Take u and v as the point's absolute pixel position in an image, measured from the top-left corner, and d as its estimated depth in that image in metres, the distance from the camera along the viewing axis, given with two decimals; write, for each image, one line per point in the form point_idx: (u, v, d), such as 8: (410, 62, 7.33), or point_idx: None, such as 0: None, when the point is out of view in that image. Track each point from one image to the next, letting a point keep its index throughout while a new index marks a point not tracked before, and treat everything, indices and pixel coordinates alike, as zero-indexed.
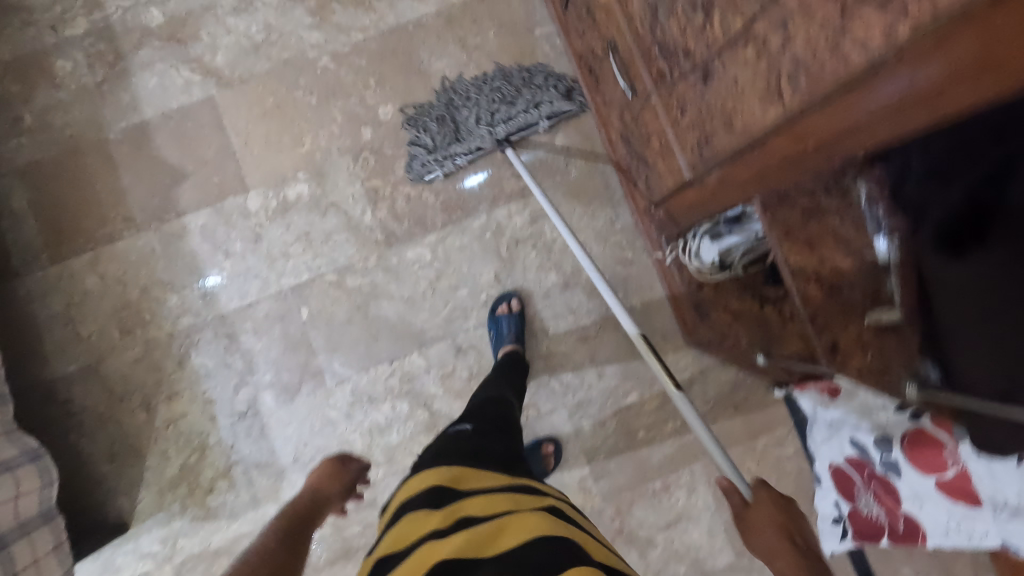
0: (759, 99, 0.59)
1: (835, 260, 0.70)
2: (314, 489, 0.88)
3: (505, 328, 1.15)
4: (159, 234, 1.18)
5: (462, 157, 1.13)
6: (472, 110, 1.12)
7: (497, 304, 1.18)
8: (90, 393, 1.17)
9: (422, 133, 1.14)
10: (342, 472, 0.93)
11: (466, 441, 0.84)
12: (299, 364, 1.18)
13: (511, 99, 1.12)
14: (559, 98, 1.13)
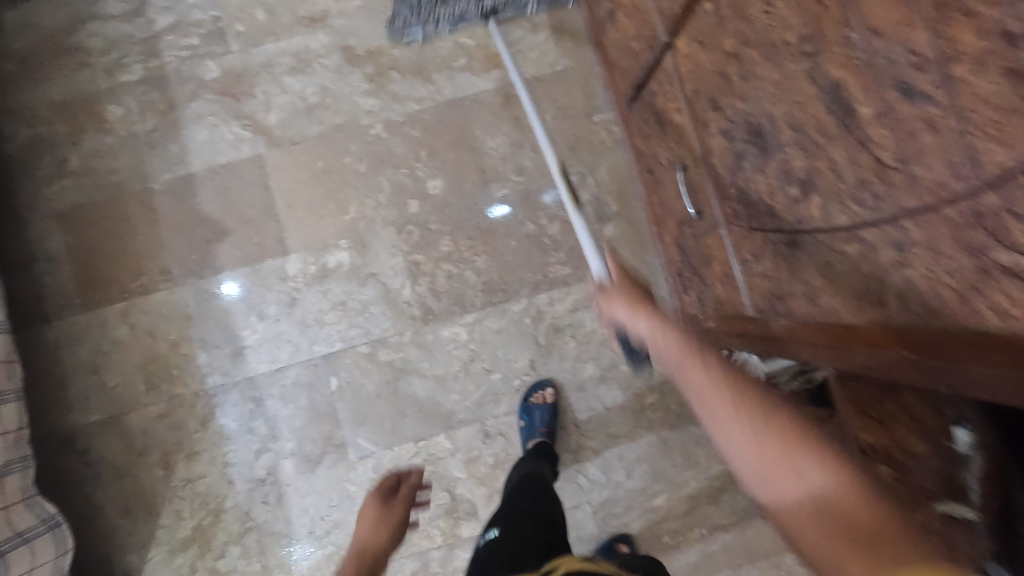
0: (855, 295, 0.57)
1: (906, 439, 0.67)
2: (361, 547, 0.80)
3: (537, 420, 1.11)
4: (194, 289, 1.16)
5: (445, 23, 1.08)
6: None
7: (530, 393, 1.15)
8: (109, 445, 1.15)
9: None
10: (387, 511, 0.84)
11: (497, 551, 0.84)
12: (323, 435, 1.15)
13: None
14: None
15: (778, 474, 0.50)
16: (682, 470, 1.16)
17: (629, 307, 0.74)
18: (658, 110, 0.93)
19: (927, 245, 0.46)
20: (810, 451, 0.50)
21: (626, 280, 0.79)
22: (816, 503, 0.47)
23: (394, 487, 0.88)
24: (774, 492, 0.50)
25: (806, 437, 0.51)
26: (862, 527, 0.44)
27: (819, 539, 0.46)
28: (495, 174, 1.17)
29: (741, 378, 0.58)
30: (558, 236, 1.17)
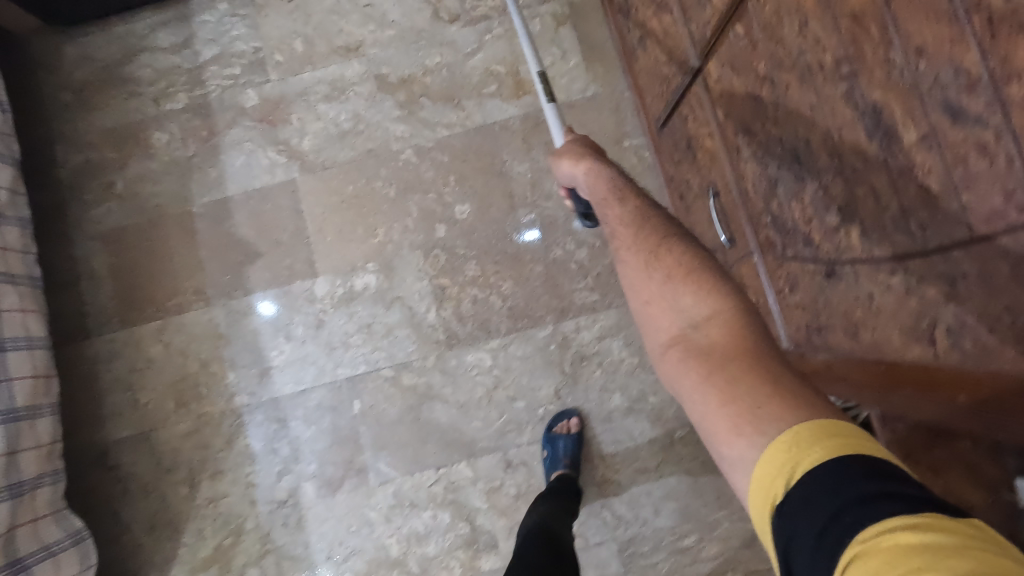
0: (900, 330, 0.53)
1: (962, 491, 0.62)
2: None
3: (560, 450, 1.08)
4: (226, 309, 1.18)
5: None
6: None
7: (555, 422, 1.12)
8: (138, 461, 1.17)
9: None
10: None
11: None
12: (344, 459, 1.14)
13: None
14: None
15: (660, 312, 0.58)
16: (713, 509, 1.10)
17: (573, 159, 0.76)
18: (689, 136, 0.91)
19: (982, 279, 0.42)
20: (700, 291, 0.57)
21: (582, 142, 0.80)
22: (689, 335, 0.55)
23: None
24: (655, 324, 0.59)
25: (696, 281, 0.58)
26: (726, 353, 0.51)
27: (683, 365, 0.54)
28: (523, 199, 1.17)
29: (653, 233, 0.64)
30: (586, 262, 1.15)
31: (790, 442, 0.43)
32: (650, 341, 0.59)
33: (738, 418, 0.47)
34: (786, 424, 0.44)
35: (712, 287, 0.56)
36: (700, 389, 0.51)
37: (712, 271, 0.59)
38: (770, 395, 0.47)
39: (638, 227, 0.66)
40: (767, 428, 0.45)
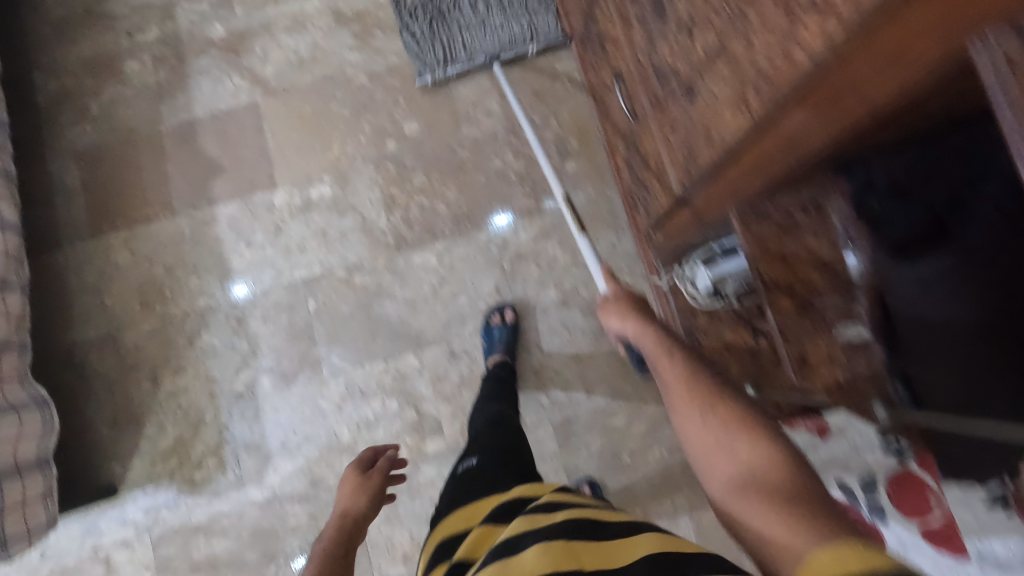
0: (732, 109, 0.64)
1: (807, 274, 0.72)
2: (342, 513, 0.82)
3: (496, 338, 1.18)
4: (190, 219, 1.27)
5: (455, 67, 1.27)
6: (464, 28, 1.28)
7: (491, 314, 1.21)
8: (103, 360, 1.24)
9: (425, 42, 1.28)
10: (364, 481, 0.89)
11: (475, 473, 0.82)
12: (299, 353, 1.22)
13: (506, 4, 1.28)
14: (549, 26, 1.28)
15: (714, 460, 0.54)
16: (640, 390, 1.20)
17: (619, 317, 0.75)
18: (600, 34, 1.03)
19: (762, 23, 0.54)
20: (754, 439, 0.53)
21: (623, 295, 0.79)
22: (745, 477, 0.51)
23: (372, 462, 0.92)
24: (710, 474, 0.54)
25: (752, 428, 0.55)
26: (783, 492, 0.48)
27: (743, 505, 0.49)
28: (466, 117, 1.28)
29: (703, 374, 0.62)
30: (523, 171, 1.26)
31: (855, 556, 0.39)
32: (709, 488, 0.54)
33: (796, 526, 0.44)
34: (845, 543, 0.40)
35: (764, 435, 0.53)
36: (760, 519, 0.47)
37: (758, 412, 0.57)
38: (829, 522, 0.44)
39: (686, 372, 0.63)
40: (816, 542, 0.42)
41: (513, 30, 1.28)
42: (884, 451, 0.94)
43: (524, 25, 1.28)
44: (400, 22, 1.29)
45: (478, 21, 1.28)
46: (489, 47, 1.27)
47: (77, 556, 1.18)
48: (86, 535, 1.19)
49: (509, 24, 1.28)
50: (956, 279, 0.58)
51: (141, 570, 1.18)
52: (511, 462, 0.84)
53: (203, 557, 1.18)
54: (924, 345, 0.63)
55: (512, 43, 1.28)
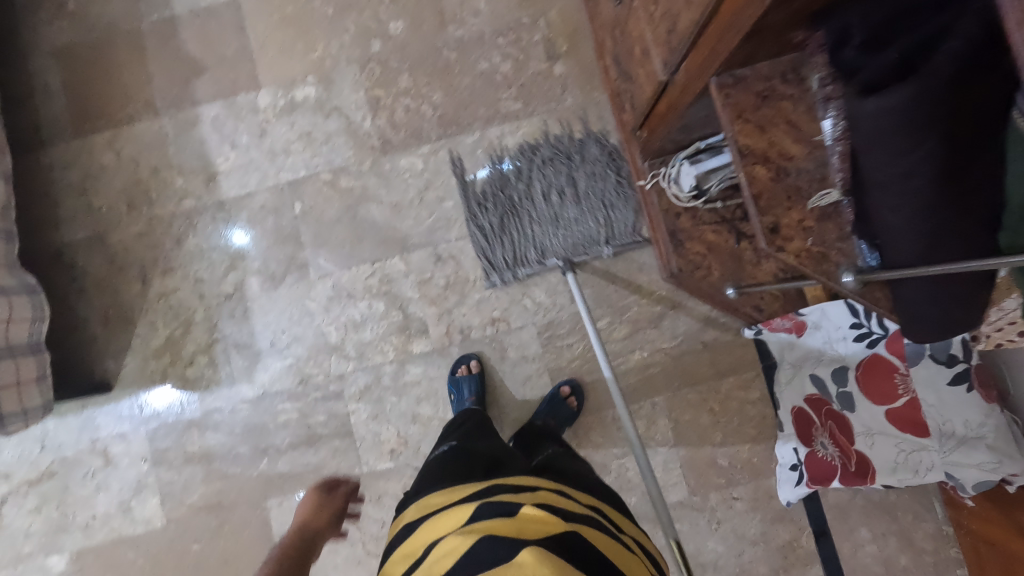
0: None
1: (784, 143, 0.72)
2: (300, 526, 0.96)
3: (465, 391, 1.16)
4: (174, 120, 1.26)
5: (527, 268, 1.20)
6: (536, 223, 1.20)
7: (458, 366, 1.20)
8: (93, 260, 1.25)
9: (497, 234, 1.20)
10: (326, 503, 1.01)
11: (454, 456, 0.89)
12: (286, 256, 1.23)
13: (582, 197, 1.20)
14: (627, 228, 1.19)
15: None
16: (623, 294, 1.21)
17: None
18: None
19: None
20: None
21: None
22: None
23: (335, 488, 1.04)
24: None
25: None
26: None
27: None
28: (453, 17, 1.25)
29: None
30: (510, 73, 1.24)
31: None
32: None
33: None
34: None
35: None
36: None
37: None
38: None
39: None
40: None
41: (589, 227, 1.20)
42: (856, 341, 0.97)
43: (599, 208, 1.20)
44: (467, 210, 1.22)
45: (553, 212, 1.20)
46: (561, 249, 1.19)
47: (76, 448, 1.22)
48: (84, 428, 1.23)
49: (585, 210, 1.20)
50: (912, 125, 0.52)
51: (138, 462, 1.22)
52: (487, 446, 0.91)
53: (198, 450, 1.22)
54: (885, 202, 0.60)
55: (586, 244, 1.20)
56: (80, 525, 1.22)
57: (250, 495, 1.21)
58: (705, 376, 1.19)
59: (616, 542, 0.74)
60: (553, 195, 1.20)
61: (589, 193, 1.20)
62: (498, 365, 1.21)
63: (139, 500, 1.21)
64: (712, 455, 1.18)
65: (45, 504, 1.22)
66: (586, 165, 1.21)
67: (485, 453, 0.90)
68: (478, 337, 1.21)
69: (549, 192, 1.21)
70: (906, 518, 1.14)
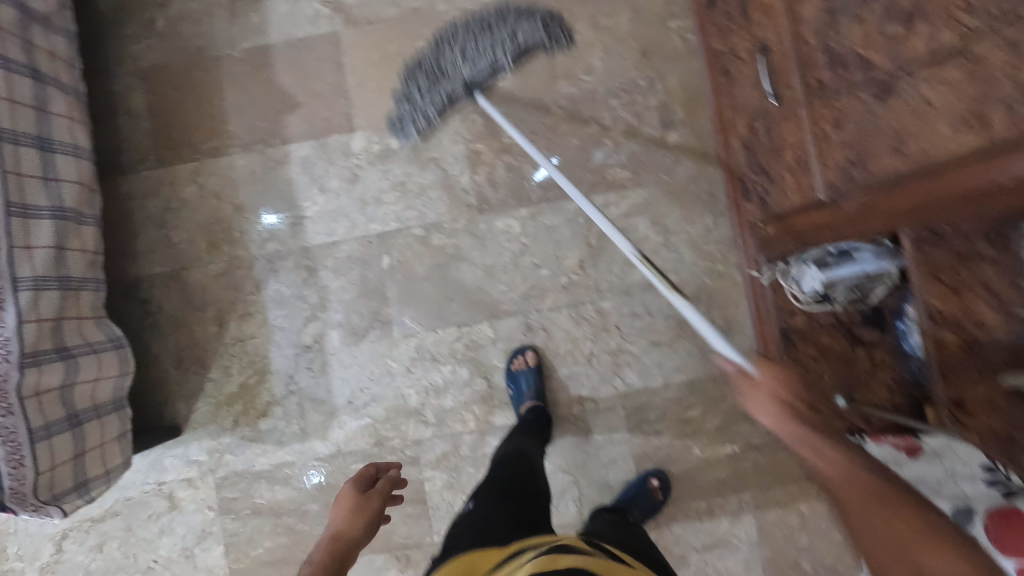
0: (953, 125, 0.57)
1: (979, 310, 0.66)
2: (335, 537, 0.76)
3: (523, 386, 1.14)
4: (262, 157, 1.20)
5: (434, 110, 1.10)
6: (434, 58, 1.08)
7: (512, 358, 1.16)
8: (168, 298, 1.20)
9: (411, 83, 1.10)
10: (365, 501, 0.81)
11: (480, 513, 0.83)
12: (370, 310, 1.18)
13: (483, 23, 1.07)
14: (532, 32, 1.06)
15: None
16: (720, 383, 1.15)
17: None
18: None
19: None
20: (935, 554, 0.55)
21: None
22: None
23: (372, 480, 0.85)
24: None
25: None
26: None
27: None
28: (565, 72, 1.17)
29: None
30: (620, 138, 1.17)
31: None
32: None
33: None
34: None
35: None
36: None
37: None
38: None
39: None
40: None
41: (490, 44, 1.05)
42: None
43: (511, 50, 1.05)
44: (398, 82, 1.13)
45: (460, 53, 1.07)
46: (466, 78, 1.07)
47: (141, 490, 1.20)
48: (151, 469, 1.20)
49: (493, 46, 1.05)
50: None
51: (203, 509, 1.19)
52: (509, 506, 0.85)
53: (265, 504, 1.19)
54: None
55: (490, 64, 1.06)
56: (140, 567, 1.19)
57: None
58: (799, 478, 1.14)
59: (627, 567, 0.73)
60: (455, 29, 1.08)
61: (494, 18, 1.07)
62: (582, 445, 1.17)
63: (202, 548, 1.19)
64: (798, 560, 1.13)
65: (107, 543, 1.20)
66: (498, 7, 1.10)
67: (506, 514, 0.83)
68: (563, 414, 1.17)
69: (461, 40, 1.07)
70: None
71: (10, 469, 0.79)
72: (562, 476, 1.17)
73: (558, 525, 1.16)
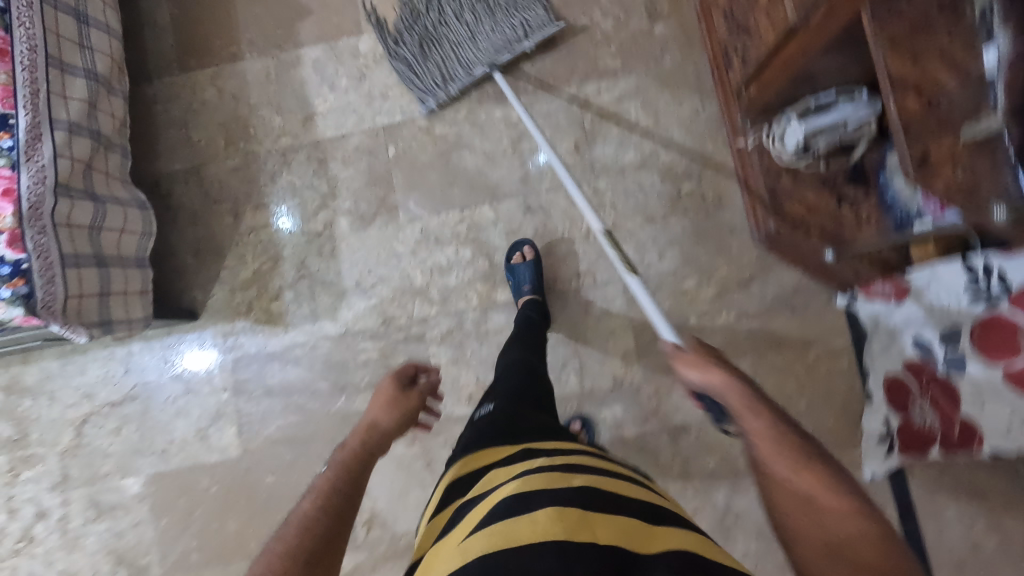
0: None
1: (936, 73, 0.70)
2: (372, 422, 0.76)
3: (522, 277, 1.16)
4: (276, 61, 1.28)
5: (457, 83, 1.20)
6: (453, 41, 1.21)
7: (512, 254, 1.20)
8: (187, 192, 1.27)
9: (427, 61, 1.22)
10: (403, 397, 0.82)
11: (498, 419, 0.79)
12: (378, 197, 1.25)
13: (492, 5, 1.20)
14: (541, 18, 1.21)
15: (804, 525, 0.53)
16: (713, 256, 1.20)
17: None
18: None
19: None
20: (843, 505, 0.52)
21: None
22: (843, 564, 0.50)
23: (413, 378, 0.86)
24: None
25: None
26: None
27: None
28: None
29: None
30: (610, 31, 1.24)
31: None
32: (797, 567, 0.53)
33: None
34: None
35: None
36: None
37: None
38: None
39: None
40: None
41: (505, 29, 1.20)
42: (972, 301, 0.92)
43: (526, 32, 1.20)
44: (388, 48, 1.23)
45: (468, 33, 1.20)
46: (485, 56, 1.19)
47: (158, 374, 1.25)
48: (168, 353, 1.25)
49: (505, 24, 1.20)
50: None
51: (218, 391, 1.24)
52: (530, 421, 0.79)
53: (278, 384, 1.24)
54: None
55: (508, 44, 1.20)
56: (157, 449, 1.23)
57: (326, 432, 1.22)
58: (793, 342, 1.18)
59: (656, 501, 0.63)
60: (463, 12, 1.20)
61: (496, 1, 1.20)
62: (582, 318, 1.21)
63: (216, 429, 1.23)
64: None
65: (125, 426, 1.24)
66: None
67: (529, 430, 0.77)
68: (563, 289, 1.21)
69: (461, 13, 1.20)
70: (995, 500, 1.13)
71: (43, 282, 0.85)
72: (563, 349, 1.20)
73: (560, 395, 1.20)
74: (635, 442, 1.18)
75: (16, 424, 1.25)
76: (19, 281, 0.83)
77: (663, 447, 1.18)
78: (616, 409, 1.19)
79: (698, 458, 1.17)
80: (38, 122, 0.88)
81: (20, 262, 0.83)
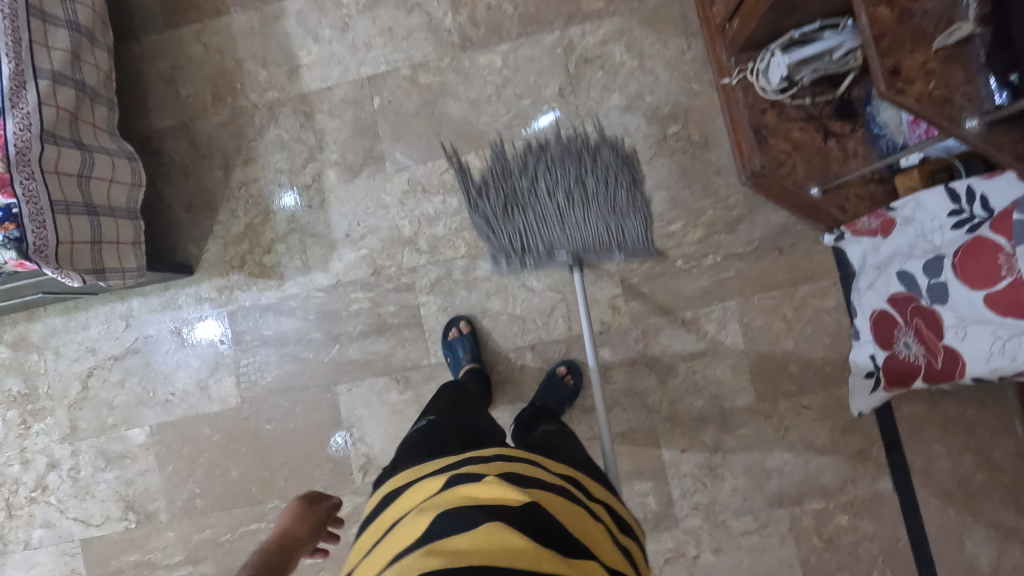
0: None
1: None
2: (281, 533, 0.81)
3: (460, 351, 1.18)
4: (260, 13, 1.28)
5: (533, 260, 1.21)
6: (539, 217, 1.21)
7: (448, 330, 1.21)
8: (178, 147, 1.29)
9: (512, 224, 1.21)
10: (310, 511, 0.86)
11: (433, 432, 0.78)
12: (364, 148, 1.25)
13: (589, 197, 1.20)
14: (638, 227, 1.20)
15: None
16: (699, 198, 1.20)
17: None
18: None
19: None
20: None
21: None
22: None
23: (317, 501, 0.89)
24: None
25: None
26: None
27: None
28: None
29: None
30: None
31: None
32: None
33: None
34: None
35: None
36: None
37: None
38: None
39: None
40: None
41: (600, 229, 1.20)
42: (954, 228, 0.93)
43: (617, 239, 1.19)
44: (468, 200, 1.23)
45: (557, 212, 1.20)
46: (571, 245, 1.19)
47: (158, 328, 1.28)
48: (167, 307, 1.28)
49: (602, 222, 1.20)
50: None
51: (216, 343, 1.27)
52: (461, 437, 0.78)
53: (272, 334, 1.26)
54: None
55: (599, 246, 1.20)
56: (159, 401, 1.27)
57: (321, 380, 1.25)
58: (781, 282, 1.18)
59: (590, 521, 0.61)
60: (557, 192, 1.21)
61: (596, 195, 1.20)
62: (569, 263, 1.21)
63: (215, 379, 1.27)
64: (784, 363, 1.18)
65: (128, 379, 1.28)
66: (595, 167, 1.20)
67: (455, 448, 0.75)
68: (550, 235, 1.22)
69: (555, 192, 1.21)
70: (982, 430, 1.13)
71: (34, 228, 0.87)
72: (551, 295, 1.21)
73: (549, 339, 1.21)
74: (624, 385, 1.20)
75: (25, 379, 1.29)
76: (10, 225, 0.85)
77: (650, 387, 1.19)
78: (604, 353, 1.21)
79: (685, 398, 1.19)
80: (20, 69, 0.89)
81: (10, 207, 0.85)
